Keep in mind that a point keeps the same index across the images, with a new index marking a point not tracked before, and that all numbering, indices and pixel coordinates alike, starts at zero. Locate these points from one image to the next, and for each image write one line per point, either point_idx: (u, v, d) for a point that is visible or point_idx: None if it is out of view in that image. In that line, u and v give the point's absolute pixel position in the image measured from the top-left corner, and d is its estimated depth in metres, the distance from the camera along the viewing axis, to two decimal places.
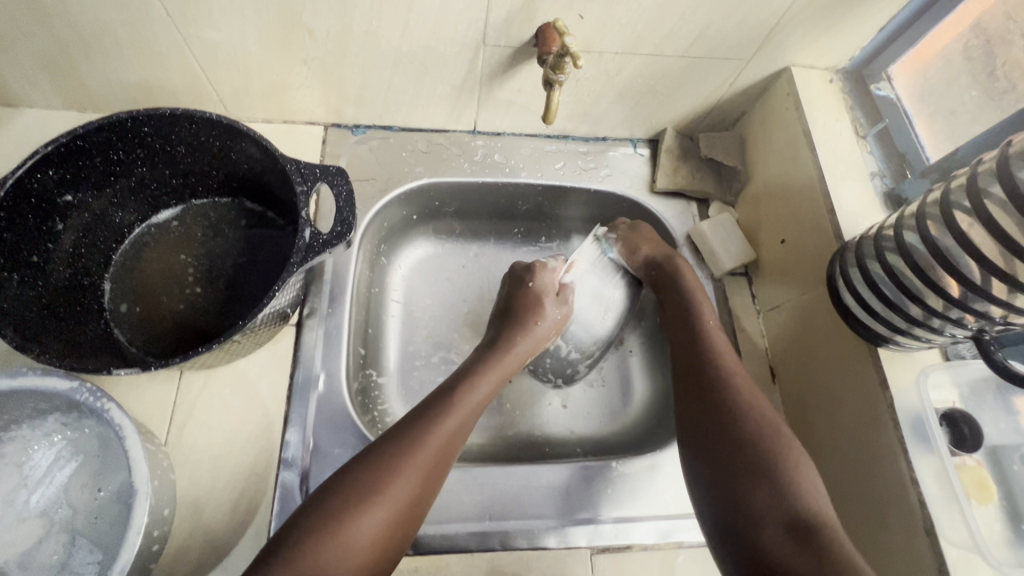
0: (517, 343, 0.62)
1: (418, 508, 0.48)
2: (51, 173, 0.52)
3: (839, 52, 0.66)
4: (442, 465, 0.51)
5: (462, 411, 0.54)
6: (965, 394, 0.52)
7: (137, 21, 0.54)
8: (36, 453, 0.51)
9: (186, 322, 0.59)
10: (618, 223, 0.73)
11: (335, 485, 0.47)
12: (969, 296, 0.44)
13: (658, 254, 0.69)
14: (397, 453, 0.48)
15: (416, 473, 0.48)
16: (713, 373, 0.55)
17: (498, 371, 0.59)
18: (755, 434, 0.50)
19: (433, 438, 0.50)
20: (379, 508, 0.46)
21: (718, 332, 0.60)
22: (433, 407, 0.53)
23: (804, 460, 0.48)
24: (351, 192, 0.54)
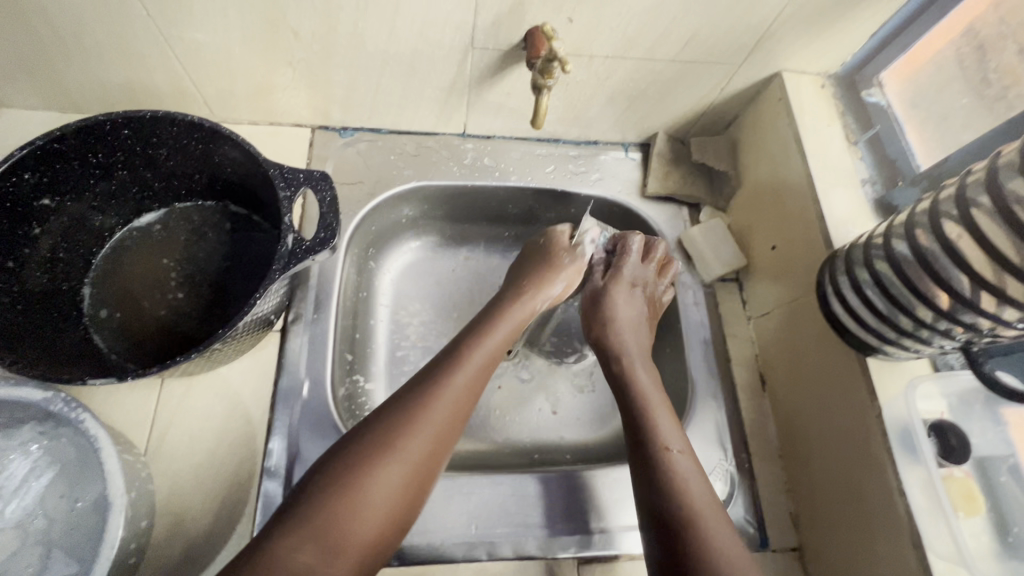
0: (524, 303, 0.61)
1: (437, 464, 0.48)
2: (26, 177, 0.51)
3: (830, 57, 0.65)
4: (458, 418, 0.51)
5: (475, 365, 0.53)
6: (954, 404, 0.52)
7: (117, 20, 0.53)
8: (11, 463, 0.50)
9: (167, 327, 0.58)
10: (630, 236, 0.67)
11: (353, 440, 0.46)
12: (957, 308, 0.44)
13: (630, 309, 0.64)
14: (413, 407, 0.48)
15: (432, 426, 0.48)
16: (645, 445, 0.51)
17: (509, 328, 0.59)
18: (675, 498, 0.47)
19: (447, 393, 0.50)
20: (398, 462, 0.46)
21: (641, 358, 0.60)
22: (448, 362, 0.53)
23: (721, 524, 0.45)
24: (335, 197, 0.53)
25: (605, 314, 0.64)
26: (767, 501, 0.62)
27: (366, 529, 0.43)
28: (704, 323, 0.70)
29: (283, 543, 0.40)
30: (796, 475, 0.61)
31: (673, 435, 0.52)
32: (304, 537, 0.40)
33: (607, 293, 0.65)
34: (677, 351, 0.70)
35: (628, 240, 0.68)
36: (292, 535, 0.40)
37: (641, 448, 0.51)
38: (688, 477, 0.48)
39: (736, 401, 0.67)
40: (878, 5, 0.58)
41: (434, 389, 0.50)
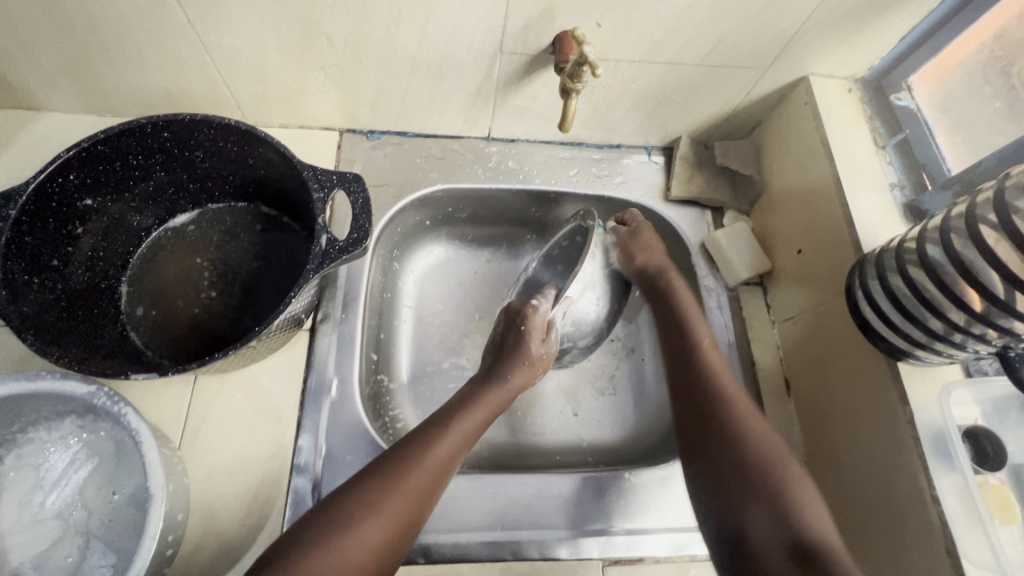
0: (500, 379, 0.60)
1: (410, 534, 0.48)
2: (71, 178, 0.53)
3: (858, 61, 0.65)
4: (437, 488, 0.50)
5: (454, 438, 0.53)
6: (988, 411, 0.51)
7: (158, 26, 0.55)
8: (52, 455, 0.52)
9: (201, 325, 0.59)
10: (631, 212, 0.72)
11: (330, 508, 0.47)
12: (991, 311, 0.43)
13: (659, 249, 0.69)
14: (392, 474, 0.49)
15: (415, 488, 0.49)
16: (704, 391, 0.55)
17: (485, 403, 0.58)
18: (737, 438, 0.51)
19: (428, 460, 0.50)
20: (372, 531, 0.45)
21: (699, 317, 0.63)
22: (428, 433, 0.53)
23: (797, 473, 0.48)
24: (367, 198, 0.54)
25: (642, 253, 0.68)
26: None
27: None
28: (728, 327, 0.70)
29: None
30: (823, 481, 0.60)
31: (731, 388, 0.55)
32: None
33: (639, 234, 0.69)
34: None
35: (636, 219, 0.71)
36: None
37: (705, 391, 0.55)
38: (764, 433, 0.51)
39: (760, 406, 0.66)
40: (909, 8, 0.58)
41: (421, 454, 0.51)
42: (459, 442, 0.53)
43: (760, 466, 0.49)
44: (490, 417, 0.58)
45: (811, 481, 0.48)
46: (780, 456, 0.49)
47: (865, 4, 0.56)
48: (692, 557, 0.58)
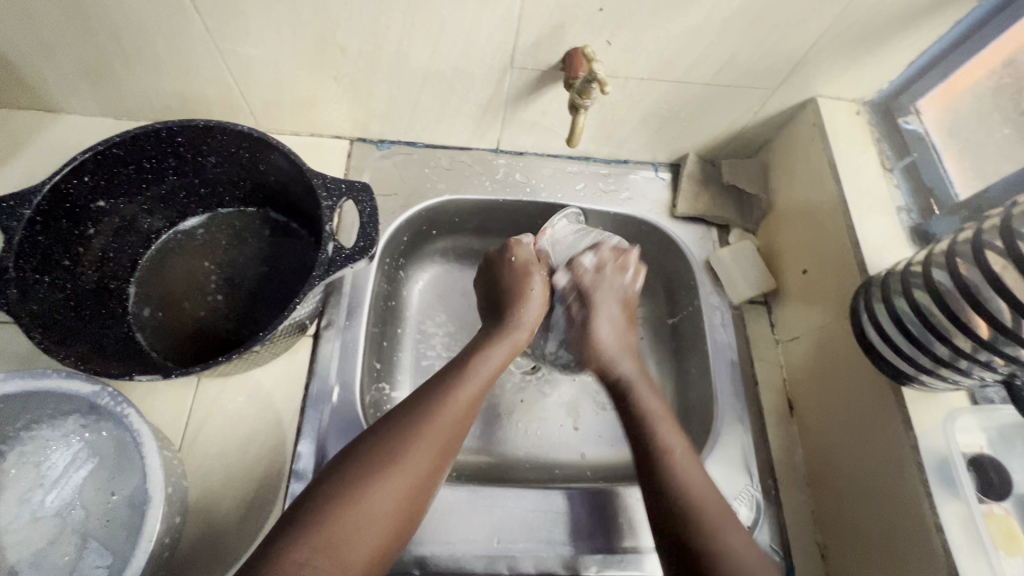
0: (520, 310, 0.62)
1: (436, 477, 0.49)
2: (86, 180, 0.53)
3: (867, 84, 0.65)
4: (460, 430, 0.52)
5: (475, 381, 0.55)
6: (994, 439, 0.51)
7: (178, 35, 0.56)
8: (54, 454, 0.52)
9: (206, 328, 0.59)
10: (578, 262, 0.67)
11: (355, 453, 0.48)
12: (998, 339, 0.43)
13: (617, 340, 0.62)
14: (413, 424, 0.50)
15: (437, 436, 0.50)
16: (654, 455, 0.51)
17: (509, 340, 0.60)
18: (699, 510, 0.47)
19: (451, 405, 0.52)
20: (398, 476, 0.47)
21: (645, 381, 0.59)
22: (447, 379, 0.55)
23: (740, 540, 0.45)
24: (375, 208, 0.54)
25: (590, 342, 0.62)
26: (795, 530, 0.60)
27: (369, 537, 0.44)
28: (732, 344, 0.70)
29: (289, 556, 0.41)
30: (825, 504, 0.60)
31: (677, 444, 0.52)
32: (313, 546, 0.41)
33: (590, 322, 0.63)
34: (703, 371, 0.70)
35: (578, 262, 0.67)
36: (298, 545, 0.41)
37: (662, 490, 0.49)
38: (702, 489, 0.48)
39: (762, 426, 0.66)
40: (918, 33, 0.58)
41: (437, 405, 0.52)
42: (481, 385, 0.56)
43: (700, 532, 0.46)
44: (514, 351, 0.61)
45: (734, 524, 0.46)
46: (712, 523, 0.46)
47: (874, 27, 0.57)
48: None
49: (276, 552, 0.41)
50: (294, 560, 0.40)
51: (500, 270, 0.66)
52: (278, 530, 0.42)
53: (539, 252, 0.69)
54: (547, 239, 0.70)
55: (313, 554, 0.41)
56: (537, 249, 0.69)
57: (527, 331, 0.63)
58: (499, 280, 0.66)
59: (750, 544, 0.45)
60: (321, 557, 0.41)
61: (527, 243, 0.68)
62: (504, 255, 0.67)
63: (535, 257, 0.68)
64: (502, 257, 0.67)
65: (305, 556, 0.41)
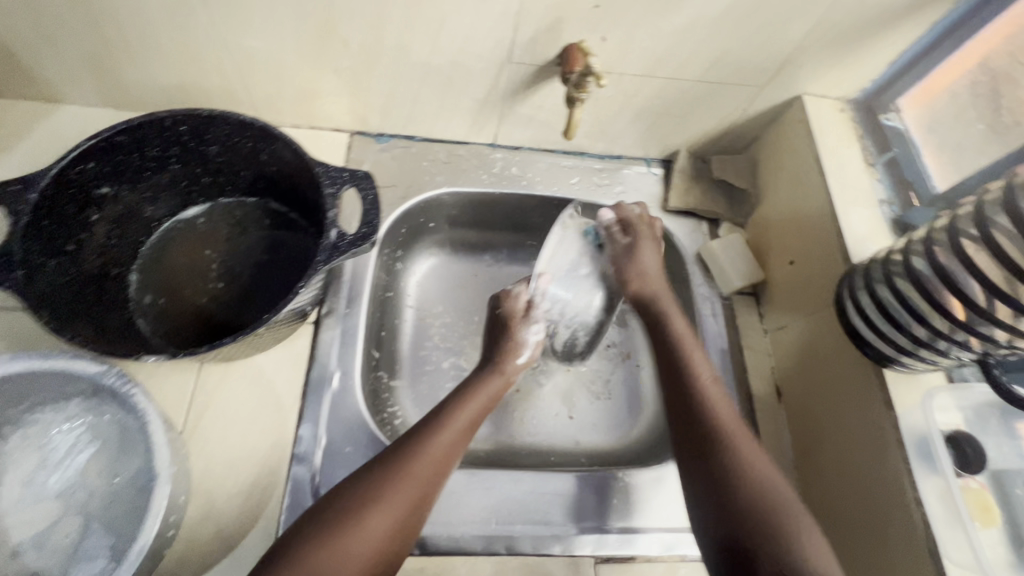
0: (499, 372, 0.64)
1: (414, 524, 0.49)
2: (91, 166, 0.54)
3: (850, 83, 0.68)
4: (438, 478, 0.52)
5: (453, 431, 0.55)
6: (970, 418, 0.53)
7: (182, 26, 0.57)
8: (55, 436, 0.52)
9: (208, 315, 0.60)
10: (624, 206, 0.72)
11: (335, 501, 0.48)
12: (973, 319, 0.46)
13: (656, 268, 0.68)
14: (391, 471, 0.50)
15: (413, 485, 0.50)
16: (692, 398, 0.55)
17: (482, 393, 0.61)
18: (722, 440, 0.51)
19: (429, 451, 0.52)
20: (375, 523, 0.47)
21: (688, 331, 0.62)
22: (428, 425, 0.55)
23: (760, 457, 0.50)
24: (377, 196, 0.55)
25: (637, 269, 0.68)
26: None
27: None
28: (722, 333, 0.72)
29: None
30: (812, 486, 0.62)
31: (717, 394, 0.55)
32: None
33: (635, 247, 0.69)
34: None
35: (623, 207, 0.72)
36: None
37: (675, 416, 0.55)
38: (727, 419, 0.53)
39: (751, 412, 0.68)
40: (897, 34, 0.61)
41: (417, 452, 0.52)
42: (461, 432, 0.56)
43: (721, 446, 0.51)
44: (488, 409, 0.61)
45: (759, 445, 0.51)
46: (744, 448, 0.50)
47: (857, 27, 0.59)
48: (682, 557, 0.59)
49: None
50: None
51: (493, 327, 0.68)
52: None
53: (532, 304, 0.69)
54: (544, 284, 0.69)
55: None
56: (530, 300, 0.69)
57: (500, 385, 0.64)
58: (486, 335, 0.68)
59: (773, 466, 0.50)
60: None
61: (519, 294, 0.69)
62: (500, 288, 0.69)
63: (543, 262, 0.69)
64: (495, 312, 0.69)
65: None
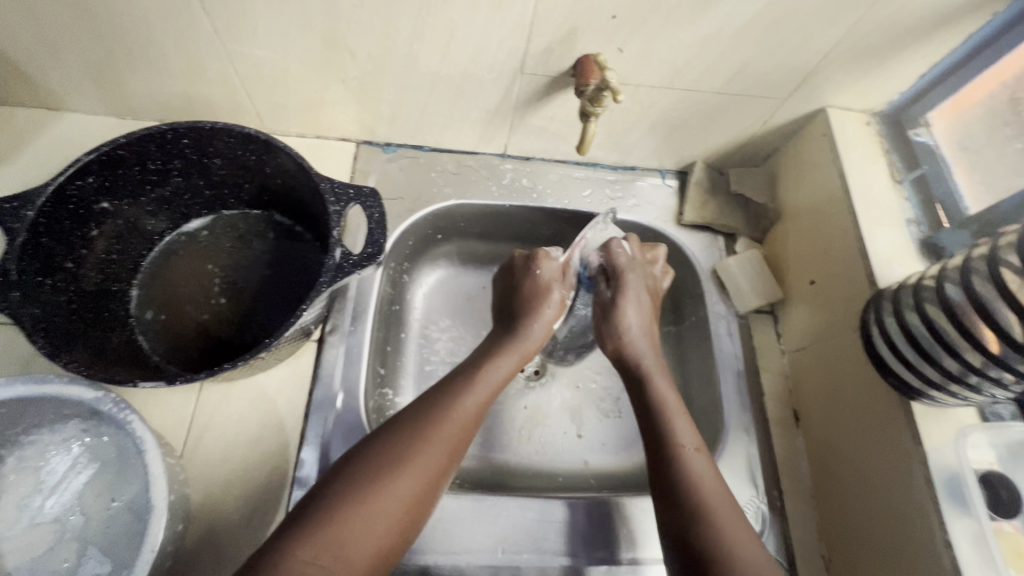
0: (531, 326, 0.63)
1: (443, 480, 0.50)
2: (90, 181, 0.53)
3: (877, 95, 0.65)
4: (467, 437, 0.52)
5: (483, 388, 0.56)
6: (1003, 455, 0.50)
7: (185, 35, 0.56)
8: (53, 458, 0.51)
9: (209, 332, 0.59)
10: (614, 247, 0.66)
11: (364, 453, 0.48)
12: (1009, 355, 0.43)
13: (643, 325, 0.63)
14: (421, 427, 0.50)
15: (444, 441, 0.50)
16: (663, 444, 0.53)
17: (517, 350, 0.61)
18: (671, 461, 0.51)
19: (459, 410, 0.53)
20: (407, 478, 0.47)
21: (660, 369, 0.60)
22: (455, 385, 0.55)
23: (726, 508, 0.48)
24: (383, 213, 0.53)
25: (648, 285, 0.67)
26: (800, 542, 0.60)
27: (373, 542, 0.44)
28: (737, 354, 0.69)
29: (296, 554, 0.41)
30: (832, 518, 0.59)
31: (689, 437, 0.53)
32: (320, 547, 0.41)
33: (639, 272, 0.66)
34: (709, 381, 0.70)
35: (614, 248, 0.66)
36: (308, 544, 0.41)
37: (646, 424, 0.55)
38: (702, 473, 0.50)
39: (768, 437, 0.65)
40: (929, 46, 0.58)
41: (446, 409, 0.52)
42: (491, 388, 0.57)
43: (684, 493, 0.49)
44: (521, 362, 0.61)
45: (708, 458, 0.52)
46: (710, 504, 0.48)
47: (887, 38, 0.56)
48: None
49: (281, 551, 0.40)
50: (300, 559, 0.40)
51: (521, 281, 0.65)
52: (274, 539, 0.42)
53: (567, 266, 0.67)
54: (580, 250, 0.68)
55: (321, 555, 0.41)
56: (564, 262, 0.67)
57: (535, 342, 0.63)
58: (513, 292, 0.66)
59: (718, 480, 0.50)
60: (327, 558, 0.41)
61: (555, 256, 0.66)
62: (530, 265, 0.66)
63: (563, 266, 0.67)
64: (526, 267, 0.66)
65: (312, 556, 0.41)
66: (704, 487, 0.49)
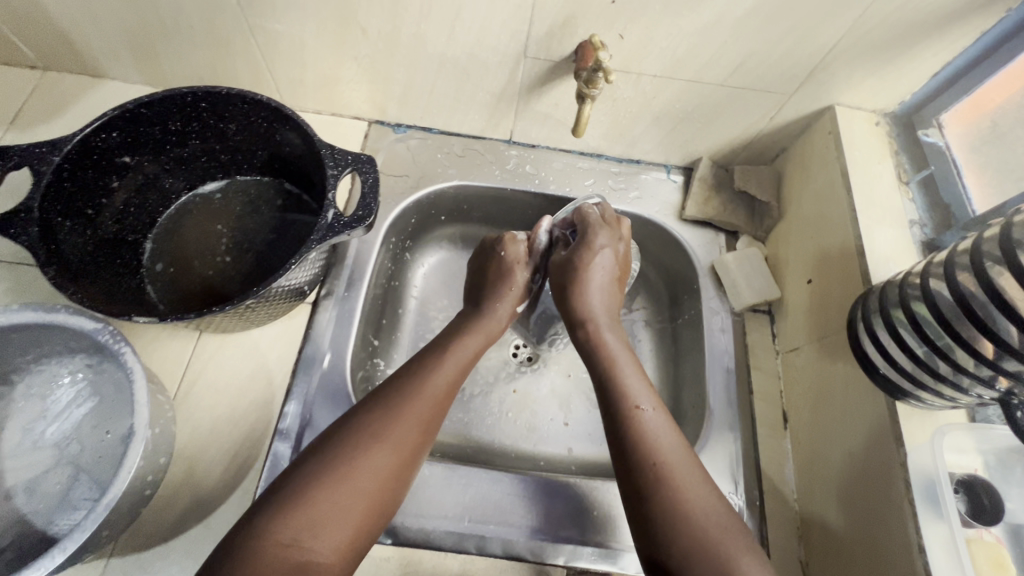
0: (496, 305, 0.63)
1: (420, 454, 0.51)
2: (114, 135, 0.57)
3: (888, 94, 0.64)
4: (439, 412, 0.54)
5: (452, 366, 0.57)
6: (991, 463, 0.48)
7: (211, 8, 0.60)
8: (58, 389, 0.55)
9: (211, 286, 0.62)
10: (584, 209, 0.64)
11: (338, 434, 0.49)
12: (1002, 358, 0.41)
13: (610, 258, 0.61)
14: (395, 404, 0.51)
15: (417, 416, 0.51)
16: (618, 403, 0.51)
17: (483, 330, 0.62)
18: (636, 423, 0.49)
19: (430, 387, 0.54)
20: (383, 454, 0.48)
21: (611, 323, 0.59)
22: (424, 364, 0.56)
23: (691, 476, 0.46)
24: (377, 179, 0.55)
25: (585, 263, 0.60)
26: (776, 544, 0.58)
27: (350, 519, 0.45)
28: (729, 351, 0.68)
29: (274, 537, 0.42)
30: (813, 522, 0.57)
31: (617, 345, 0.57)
32: (300, 529, 0.42)
33: (588, 239, 0.62)
34: (698, 376, 0.69)
35: (584, 208, 0.64)
36: (284, 524, 0.42)
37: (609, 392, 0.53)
38: (658, 432, 0.49)
39: (753, 435, 0.64)
40: (941, 43, 0.56)
41: (418, 385, 0.53)
42: (459, 367, 0.57)
43: (652, 471, 0.46)
44: (488, 342, 0.62)
45: (667, 419, 0.51)
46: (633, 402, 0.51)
47: (895, 34, 0.56)
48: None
49: (260, 533, 0.42)
50: (281, 542, 0.41)
51: (488, 264, 0.66)
52: (248, 517, 0.43)
53: (531, 245, 0.67)
54: (544, 230, 0.67)
55: (301, 536, 0.42)
56: (529, 243, 0.66)
57: (501, 323, 0.64)
58: (483, 272, 0.66)
59: (678, 441, 0.49)
60: (307, 537, 0.42)
61: (520, 239, 0.66)
62: (496, 248, 0.65)
63: (525, 253, 0.66)
64: (493, 249, 0.66)
65: (291, 537, 0.42)
66: (673, 458, 0.47)
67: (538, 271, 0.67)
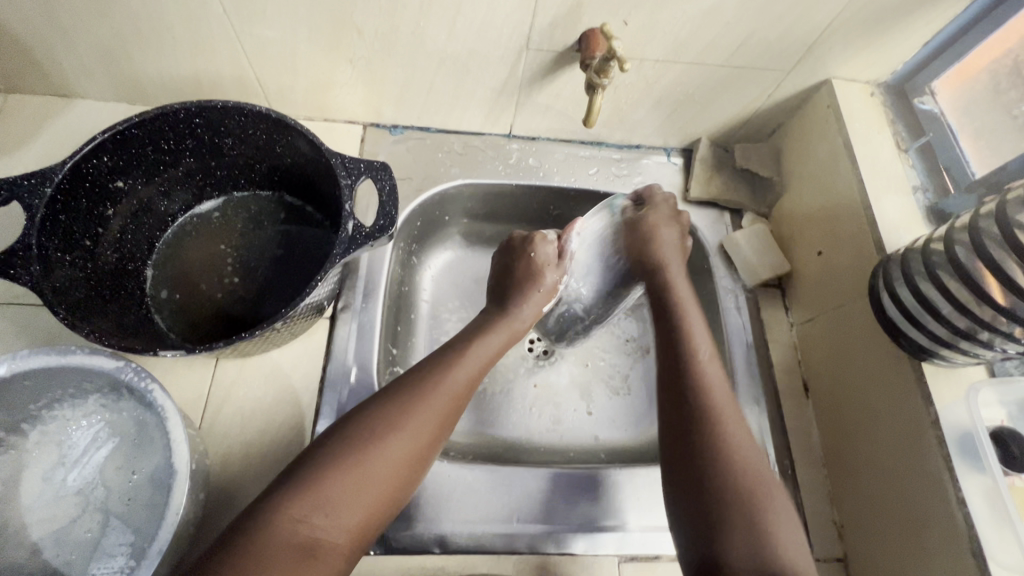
0: (521, 305, 0.62)
1: (436, 445, 0.50)
2: (105, 160, 0.53)
3: (882, 65, 0.65)
4: (457, 404, 0.52)
5: (473, 359, 0.55)
6: (1013, 412, 0.51)
7: (194, 16, 0.56)
8: (75, 433, 0.52)
9: (223, 310, 0.60)
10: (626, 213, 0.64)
11: (356, 417, 0.48)
12: (1016, 304, 0.44)
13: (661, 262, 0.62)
14: (413, 393, 0.50)
15: (437, 409, 0.50)
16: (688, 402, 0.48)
17: (508, 328, 0.61)
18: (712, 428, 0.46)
19: (450, 380, 0.52)
20: (399, 442, 0.47)
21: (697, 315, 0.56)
22: (444, 358, 0.55)
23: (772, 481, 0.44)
24: (394, 186, 0.53)
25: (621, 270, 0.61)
26: (811, 509, 0.61)
27: (360, 504, 0.44)
28: (746, 328, 0.70)
29: (286, 513, 0.41)
30: (844, 483, 0.60)
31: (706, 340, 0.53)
32: (313, 506, 0.42)
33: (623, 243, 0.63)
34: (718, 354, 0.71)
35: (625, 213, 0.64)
36: (298, 500, 0.42)
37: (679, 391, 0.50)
38: (741, 438, 0.46)
39: (778, 407, 0.66)
40: (933, 12, 0.58)
41: (436, 376, 0.52)
42: (480, 362, 0.56)
43: (727, 481, 0.43)
44: (510, 341, 0.61)
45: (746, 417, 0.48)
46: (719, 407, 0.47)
47: (891, 6, 0.57)
48: None
49: (273, 507, 0.41)
50: (292, 517, 0.41)
51: (516, 262, 0.65)
52: (262, 495, 0.43)
53: (562, 247, 0.66)
54: (577, 232, 0.65)
55: (312, 513, 0.42)
56: (559, 244, 0.66)
57: (524, 324, 0.63)
58: (509, 272, 0.65)
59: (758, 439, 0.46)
60: (318, 516, 0.42)
61: (550, 239, 0.65)
62: (525, 246, 0.65)
63: (556, 255, 0.65)
64: (520, 248, 0.66)
65: (303, 514, 0.41)
66: (758, 461, 0.44)
67: (567, 272, 0.67)
